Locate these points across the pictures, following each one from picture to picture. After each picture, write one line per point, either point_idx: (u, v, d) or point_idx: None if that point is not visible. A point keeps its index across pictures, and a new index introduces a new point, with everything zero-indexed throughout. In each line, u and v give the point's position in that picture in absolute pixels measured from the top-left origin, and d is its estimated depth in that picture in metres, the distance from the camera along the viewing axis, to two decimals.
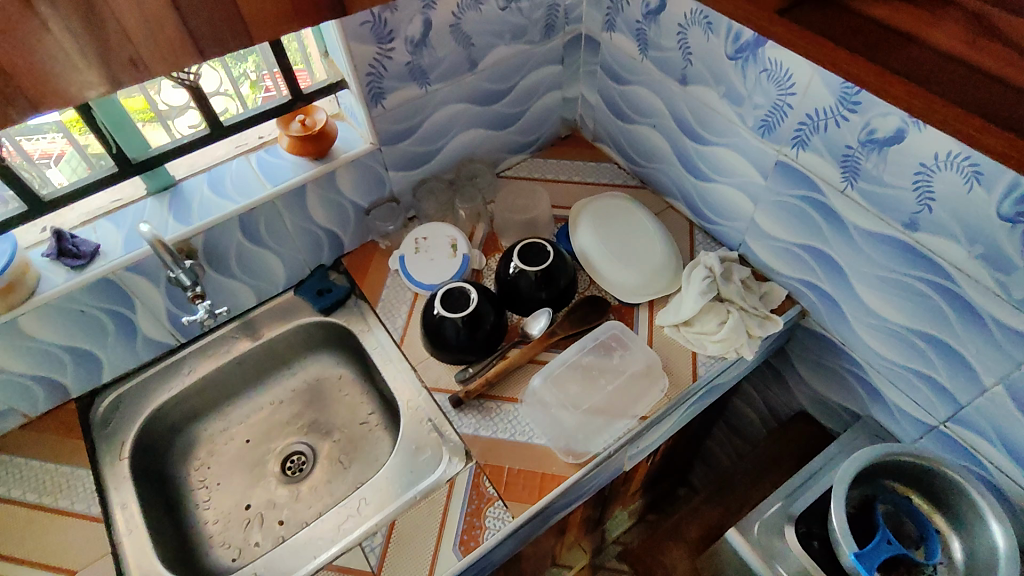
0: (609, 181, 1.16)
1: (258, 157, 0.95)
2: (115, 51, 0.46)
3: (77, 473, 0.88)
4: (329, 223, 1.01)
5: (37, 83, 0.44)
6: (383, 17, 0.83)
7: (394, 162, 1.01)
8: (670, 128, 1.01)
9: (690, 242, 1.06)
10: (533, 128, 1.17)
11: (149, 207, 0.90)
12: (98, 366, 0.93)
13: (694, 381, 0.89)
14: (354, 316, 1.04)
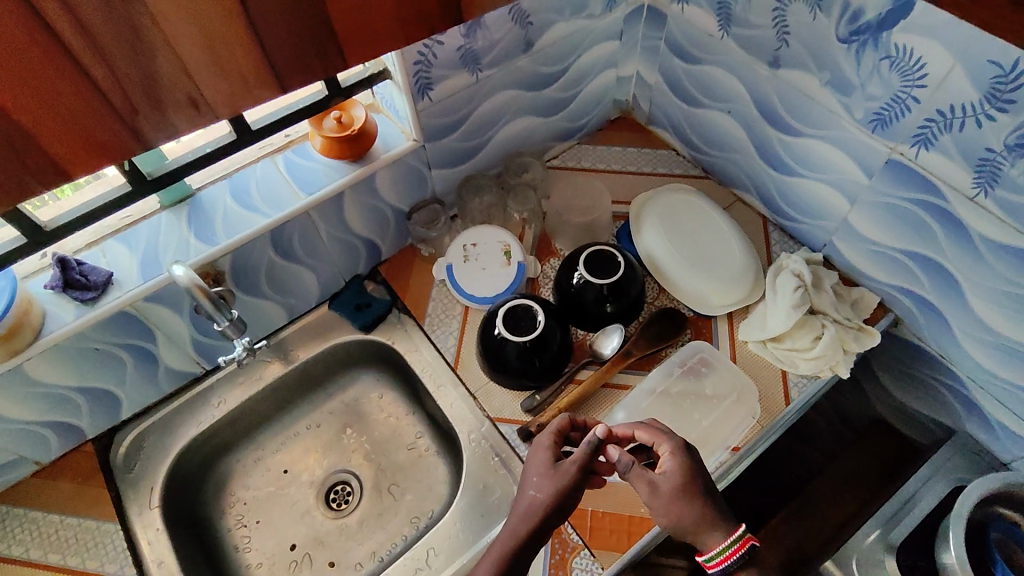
0: (668, 171, 1.05)
1: (285, 160, 0.83)
2: (172, 93, 0.41)
3: (105, 529, 0.79)
4: (367, 231, 0.90)
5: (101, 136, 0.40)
6: None
7: (438, 159, 0.89)
8: (750, 115, 0.89)
9: (766, 241, 0.96)
10: (584, 112, 1.04)
11: (164, 224, 0.78)
12: (117, 404, 0.83)
13: (786, 404, 0.82)
14: (398, 332, 0.93)
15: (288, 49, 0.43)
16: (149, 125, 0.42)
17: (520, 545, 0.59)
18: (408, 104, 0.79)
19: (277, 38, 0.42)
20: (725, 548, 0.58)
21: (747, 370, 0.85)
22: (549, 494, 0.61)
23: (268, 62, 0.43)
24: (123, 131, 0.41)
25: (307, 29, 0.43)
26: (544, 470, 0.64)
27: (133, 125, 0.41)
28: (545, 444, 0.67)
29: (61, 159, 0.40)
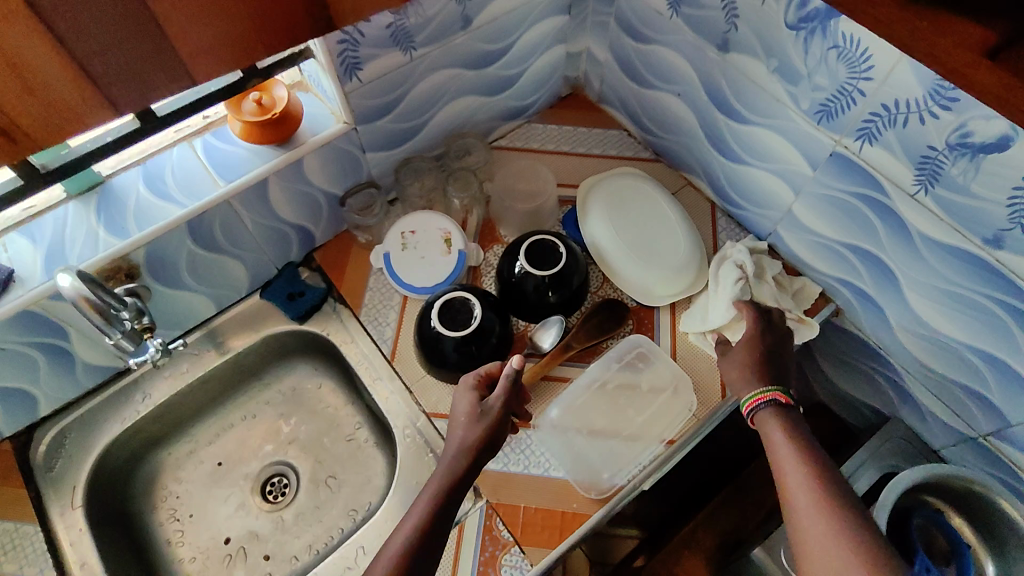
0: (618, 153, 1.02)
1: (204, 144, 0.78)
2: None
3: (24, 531, 0.77)
4: (297, 217, 0.85)
5: None
6: None
7: (372, 142, 0.84)
8: (699, 99, 0.86)
9: (712, 228, 0.95)
10: (532, 90, 0.99)
11: (72, 215, 0.73)
12: (33, 402, 0.79)
13: (723, 398, 0.81)
14: (334, 323, 0.90)
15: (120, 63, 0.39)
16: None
17: (456, 481, 0.62)
18: (335, 86, 0.74)
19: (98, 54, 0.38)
20: (769, 396, 0.64)
21: (685, 364, 0.84)
22: (480, 433, 0.65)
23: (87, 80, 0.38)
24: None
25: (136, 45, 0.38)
26: (471, 409, 0.68)
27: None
28: (469, 386, 0.70)
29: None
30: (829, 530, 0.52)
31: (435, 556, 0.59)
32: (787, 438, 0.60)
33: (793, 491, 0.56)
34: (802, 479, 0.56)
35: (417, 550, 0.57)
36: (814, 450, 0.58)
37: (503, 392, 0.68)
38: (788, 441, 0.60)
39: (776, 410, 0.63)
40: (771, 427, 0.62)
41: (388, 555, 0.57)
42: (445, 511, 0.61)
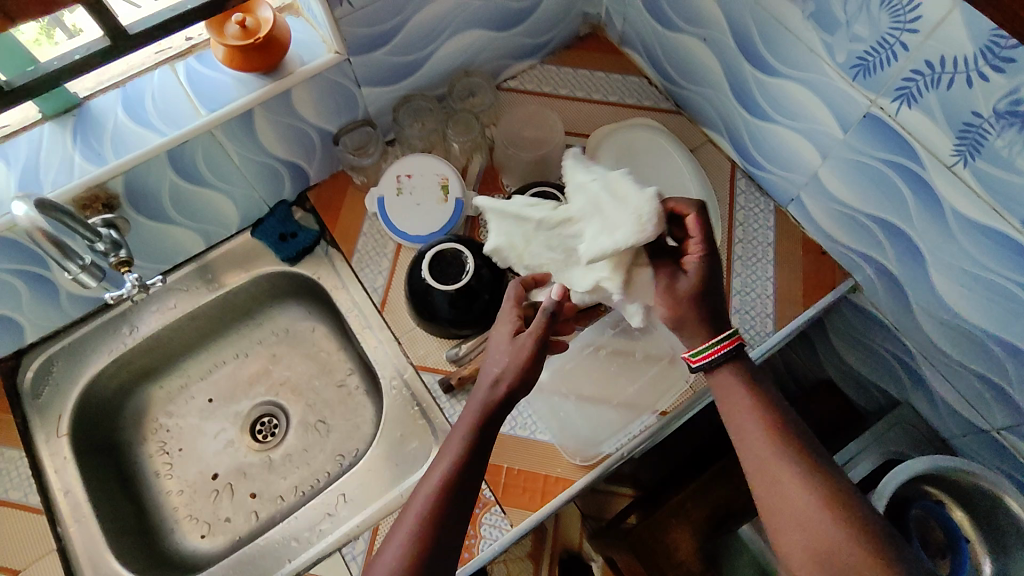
0: (636, 102, 0.94)
1: (187, 68, 0.73)
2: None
3: (9, 456, 0.76)
4: (288, 153, 0.81)
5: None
6: None
7: (368, 75, 0.78)
8: (727, 46, 0.78)
9: (730, 190, 0.88)
10: (547, 27, 0.91)
11: (47, 136, 0.69)
12: (18, 328, 0.78)
13: None
14: (326, 267, 0.87)
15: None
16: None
17: (488, 418, 0.60)
18: (324, 11, 0.67)
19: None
20: (723, 336, 0.62)
21: None
22: (513, 369, 0.61)
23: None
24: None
25: None
26: (508, 343, 0.63)
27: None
28: (509, 320, 0.66)
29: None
30: (804, 493, 0.54)
31: (472, 492, 0.58)
32: (749, 402, 0.60)
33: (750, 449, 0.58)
34: (767, 447, 0.57)
35: (452, 486, 0.57)
36: (779, 409, 0.59)
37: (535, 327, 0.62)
38: (751, 400, 0.60)
39: (735, 356, 0.62)
40: (730, 385, 0.61)
41: (426, 487, 0.57)
42: (478, 452, 0.59)
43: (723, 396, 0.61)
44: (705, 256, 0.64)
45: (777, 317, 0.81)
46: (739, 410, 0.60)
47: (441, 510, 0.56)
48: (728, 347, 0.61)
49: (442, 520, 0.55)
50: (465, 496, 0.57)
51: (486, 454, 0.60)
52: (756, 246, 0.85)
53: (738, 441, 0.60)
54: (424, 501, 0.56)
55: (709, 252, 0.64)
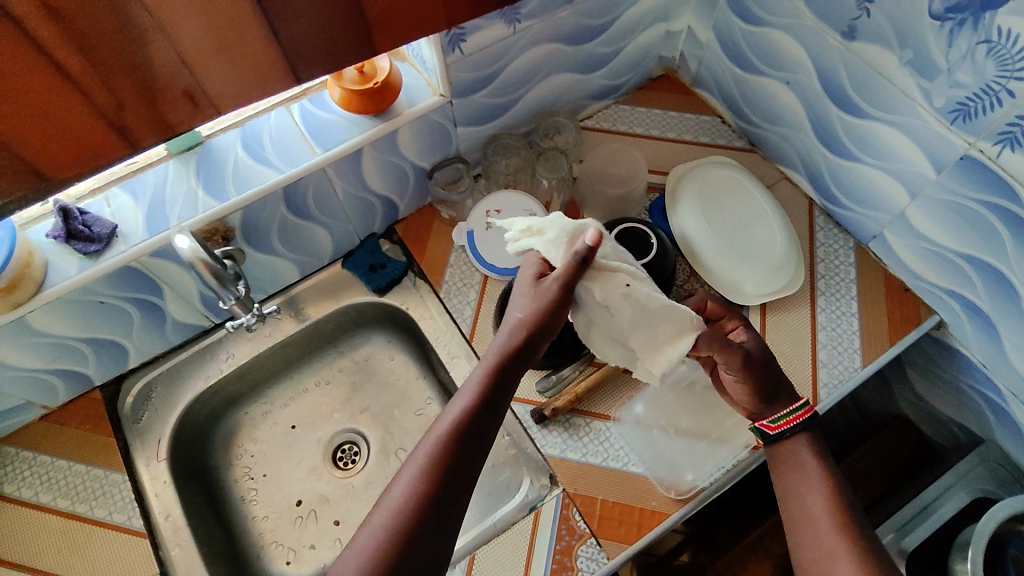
0: (710, 141, 0.97)
1: (301, 109, 0.76)
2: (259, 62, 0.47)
3: (113, 479, 0.78)
4: (385, 188, 0.84)
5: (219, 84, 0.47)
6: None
7: (465, 116, 0.82)
8: (812, 89, 0.80)
9: (809, 226, 0.91)
10: (626, 68, 0.95)
11: (172, 172, 0.73)
12: (125, 353, 0.81)
13: (813, 405, 0.79)
14: (413, 298, 0.89)
15: (294, 37, 0.47)
16: (139, 119, 0.46)
17: (498, 369, 0.60)
18: (437, 57, 0.71)
19: (290, 25, 0.46)
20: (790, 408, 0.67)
21: None
22: (537, 313, 0.60)
23: (283, 47, 0.47)
24: (114, 120, 0.45)
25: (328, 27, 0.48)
26: (532, 285, 0.61)
27: (123, 118, 0.45)
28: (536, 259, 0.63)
29: (56, 153, 0.46)
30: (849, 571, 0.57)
31: (479, 441, 0.58)
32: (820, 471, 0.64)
33: (809, 513, 0.63)
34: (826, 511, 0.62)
35: (460, 435, 0.57)
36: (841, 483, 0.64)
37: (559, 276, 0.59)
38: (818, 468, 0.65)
39: (804, 430, 0.67)
40: (802, 452, 0.66)
41: (435, 436, 0.57)
42: (496, 392, 0.60)
43: (794, 462, 0.66)
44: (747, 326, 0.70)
45: (865, 353, 0.82)
46: (804, 476, 0.65)
47: (450, 458, 0.56)
48: (799, 418, 0.67)
49: (450, 471, 0.56)
50: (472, 447, 0.58)
51: (496, 406, 0.60)
52: (838, 282, 0.86)
53: (795, 504, 0.64)
54: (432, 447, 0.57)
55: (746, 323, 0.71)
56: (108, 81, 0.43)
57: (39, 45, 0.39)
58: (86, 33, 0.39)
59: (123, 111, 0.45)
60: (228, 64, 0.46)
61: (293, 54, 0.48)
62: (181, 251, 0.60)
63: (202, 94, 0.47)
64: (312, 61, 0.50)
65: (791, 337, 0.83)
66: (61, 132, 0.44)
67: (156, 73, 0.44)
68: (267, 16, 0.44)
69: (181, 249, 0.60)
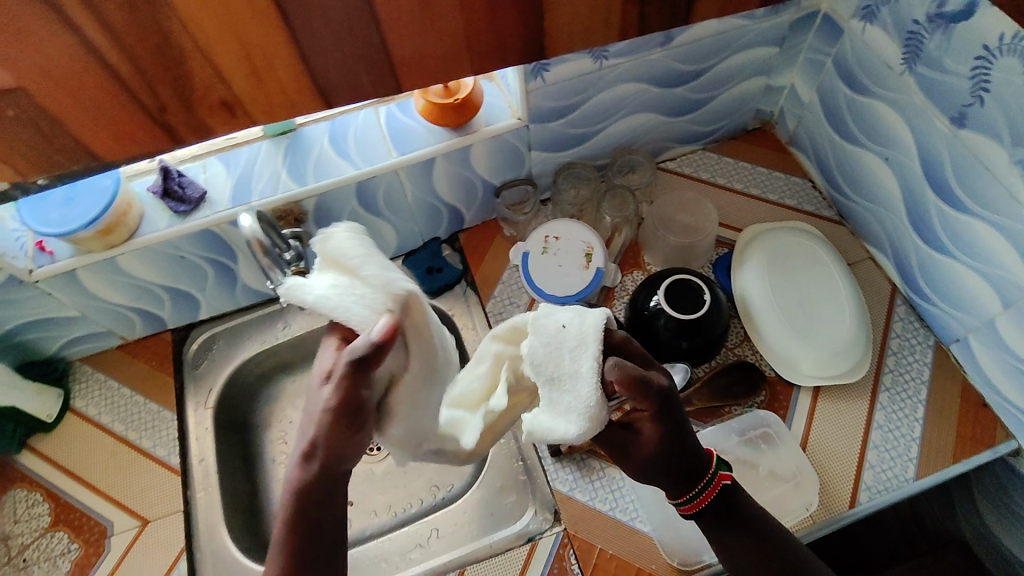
0: (796, 204, 0.92)
1: (388, 112, 0.81)
2: (290, 86, 0.43)
3: (163, 415, 0.86)
4: (452, 198, 0.87)
5: (256, 99, 0.44)
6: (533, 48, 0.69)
7: (541, 141, 0.83)
8: (911, 170, 0.75)
9: (886, 314, 0.84)
10: (718, 116, 0.92)
11: (264, 152, 0.80)
12: (197, 306, 0.89)
13: (850, 506, 0.73)
14: (461, 306, 0.91)
15: (335, 65, 0.43)
16: (180, 124, 0.44)
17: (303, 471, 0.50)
18: (519, 82, 0.72)
19: (324, 55, 0.42)
20: (698, 491, 0.59)
21: (815, 458, 0.76)
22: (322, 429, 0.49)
23: (315, 77, 0.43)
24: (155, 122, 0.43)
25: (370, 60, 0.44)
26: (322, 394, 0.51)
27: (161, 120, 0.42)
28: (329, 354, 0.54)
29: (91, 145, 0.43)
30: None
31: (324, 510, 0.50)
32: None
33: None
34: None
35: None
36: None
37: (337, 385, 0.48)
38: None
39: (720, 510, 0.60)
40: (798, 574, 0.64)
41: None
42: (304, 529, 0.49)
43: None
44: (656, 412, 0.54)
45: (921, 463, 0.75)
46: None
47: None
48: (710, 497, 0.59)
49: None
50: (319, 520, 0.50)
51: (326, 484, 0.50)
52: (906, 380, 0.79)
53: None
54: None
55: (660, 408, 0.54)
56: (152, 88, 0.40)
57: (87, 42, 0.37)
58: (133, 42, 0.37)
59: (163, 114, 0.42)
60: (268, 83, 0.43)
61: (335, 82, 0.44)
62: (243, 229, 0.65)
63: (244, 107, 0.44)
64: (354, 89, 0.46)
65: (841, 429, 0.77)
66: (103, 126, 0.42)
67: (197, 84, 0.41)
68: (307, 46, 0.41)
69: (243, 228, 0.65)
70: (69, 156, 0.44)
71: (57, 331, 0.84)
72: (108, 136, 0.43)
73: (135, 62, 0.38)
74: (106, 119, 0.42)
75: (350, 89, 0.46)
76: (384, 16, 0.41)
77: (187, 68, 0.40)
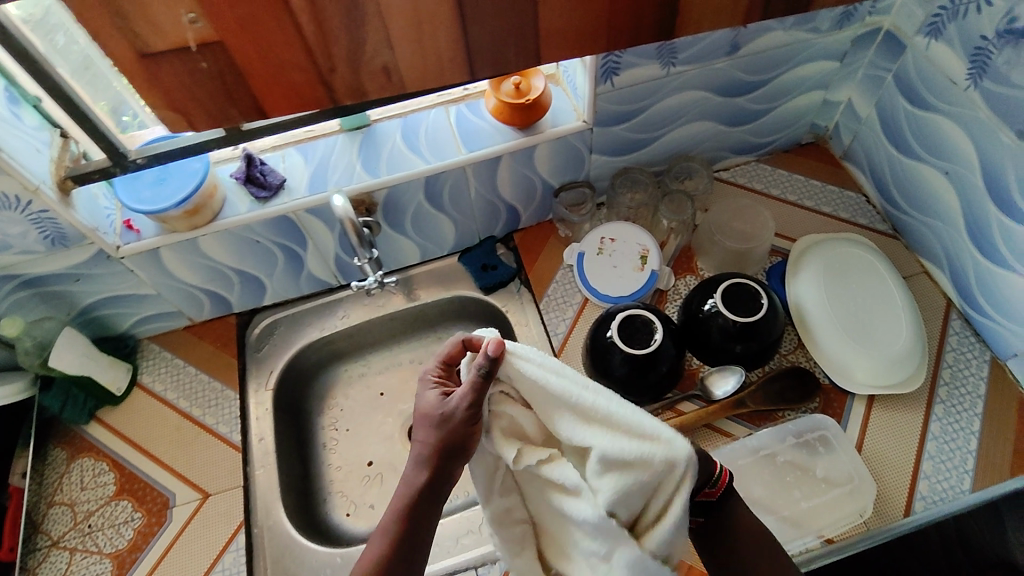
0: (849, 217, 0.94)
1: (458, 111, 0.84)
2: (445, 55, 0.46)
3: (226, 394, 0.90)
4: (513, 196, 0.90)
5: (413, 68, 0.46)
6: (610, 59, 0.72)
7: (603, 144, 0.86)
8: (972, 184, 0.76)
9: (941, 327, 0.84)
10: (774, 129, 0.94)
11: (339, 144, 0.84)
12: (263, 290, 0.93)
13: (905, 514, 0.73)
14: (515, 302, 0.94)
15: (486, 36, 0.46)
16: (342, 87, 0.46)
17: (420, 498, 0.56)
18: (589, 85, 0.75)
19: (480, 25, 0.44)
20: (714, 477, 0.61)
21: (870, 465, 0.76)
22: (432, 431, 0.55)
23: (468, 47, 0.46)
24: (321, 83, 0.45)
25: (517, 31, 0.46)
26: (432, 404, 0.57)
27: (328, 82, 0.45)
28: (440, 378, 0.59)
29: (260, 103, 0.46)
30: None
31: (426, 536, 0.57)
32: None
33: None
34: None
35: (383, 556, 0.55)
36: None
37: (468, 393, 0.54)
38: None
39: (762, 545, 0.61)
40: None
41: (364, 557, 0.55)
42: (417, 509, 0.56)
43: None
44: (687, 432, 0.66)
45: (978, 476, 0.74)
46: None
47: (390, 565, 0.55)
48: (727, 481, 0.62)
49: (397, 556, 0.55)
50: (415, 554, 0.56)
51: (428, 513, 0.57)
52: (962, 393, 0.79)
53: None
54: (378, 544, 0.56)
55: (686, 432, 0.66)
56: (327, 47, 0.43)
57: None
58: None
59: (330, 76, 0.45)
60: (425, 56, 0.45)
61: (483, 53, 0.47)
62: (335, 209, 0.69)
63: (400, 74, 0.46)
64: (499, 59, 0.48)
65: (896, 438, 0.78)
66: (277, 89, 0.45)
67: (364, 47, 0.44)
68: (469, 14, 0.43)
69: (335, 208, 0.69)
70: (239, 111, 0.46)
71: (132, 309, 0.88)
72: (279, 96, 0.46)
73: (320, 21, 0.41)
74: (278, 77, 0.44)
75: (494, 61, 0.48)
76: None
77: (361, 32, 0.42)
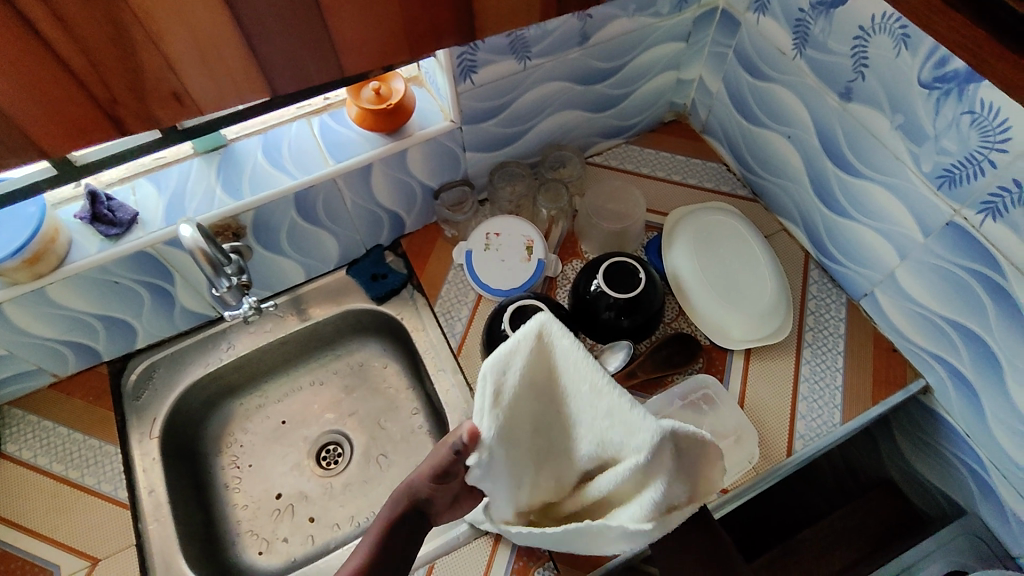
0: (714, 186, 1.00)
1: (321, 122, 0.82)
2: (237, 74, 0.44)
3: (106, 450, 0.83)
4: (392, 203, 0.89)
5: (201, 89, 0.44)
6: (464, 57, 0.72)
7: (474, 142, 0.86)
8: (811, 145, 0.83)
9: (803, 278, 0.92)
10: (637, 111, 0.98)
11: (195, 169, 0.79)
12: (134, 333, 0.86)
13: (787, 455, 0.79)
14: (409, 309, 0.93)
15: (280, 52, 0.44)
16: (129, 117, 0.43)
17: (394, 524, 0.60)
18: (449, 85, 0.75)
19: (269, 40, 0.43)
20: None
21: (753, 414, 0.82)
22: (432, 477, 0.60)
23: (260, 61, 0.44)
24: (103, 115, 0.42)
25: (311, 44, 0.45)
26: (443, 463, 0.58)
27: (112, 114, 0.42)
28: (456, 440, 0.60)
29: (37, 144, 0.42)
30: None
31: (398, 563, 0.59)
32: None
33: None
34: None
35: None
36: None
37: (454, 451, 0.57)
38: None
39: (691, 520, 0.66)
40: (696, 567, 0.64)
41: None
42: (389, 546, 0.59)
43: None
44: None
45: (846, 408, 0.82)
46: None
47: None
48: None
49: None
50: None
51: (400, 547, 0.60)
52: (826, 336, 0.87)
53: None
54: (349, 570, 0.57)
55: None
56: (100, 76, 0.40)
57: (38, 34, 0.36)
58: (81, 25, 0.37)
59: (113, 107, 0.42)
60: (216, 75, 0.43)
61: (280, 69, 0.45)
62: (183, 239, 0.65)
63: (193, 96, 0.44)
64: (301, 73, 0.46)
65: (772, 385, 0.84)
66: (55, 127, 0.41)
67: (147, 72, 0.41)
68: (252, 31, 0.42)
69: (183, 238, 0.65)
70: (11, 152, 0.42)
71: None
72: (61, 134, 0.42)
73: (86, 51, 0.38)
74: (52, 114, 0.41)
75: (301, 76, 0.47)
76: (326, 2, 0.42)
77: (136, 57, 0.40)
